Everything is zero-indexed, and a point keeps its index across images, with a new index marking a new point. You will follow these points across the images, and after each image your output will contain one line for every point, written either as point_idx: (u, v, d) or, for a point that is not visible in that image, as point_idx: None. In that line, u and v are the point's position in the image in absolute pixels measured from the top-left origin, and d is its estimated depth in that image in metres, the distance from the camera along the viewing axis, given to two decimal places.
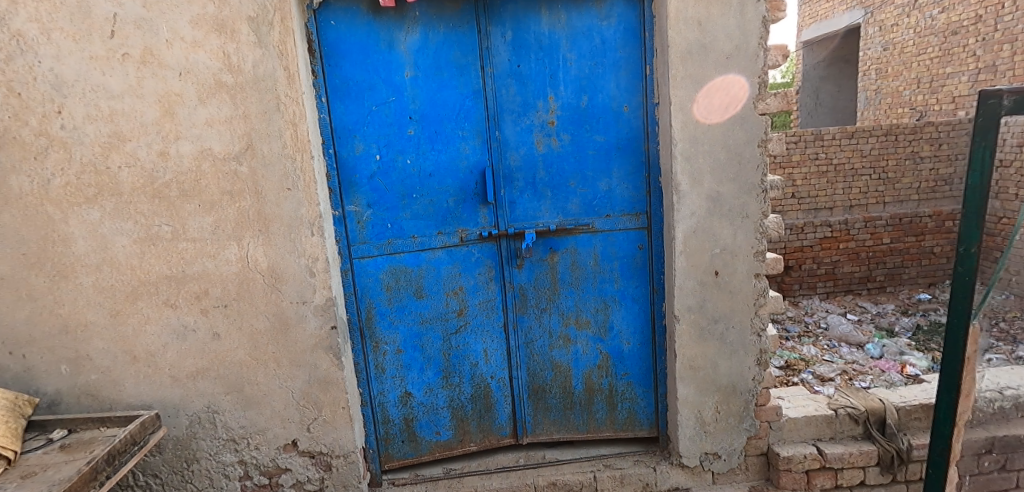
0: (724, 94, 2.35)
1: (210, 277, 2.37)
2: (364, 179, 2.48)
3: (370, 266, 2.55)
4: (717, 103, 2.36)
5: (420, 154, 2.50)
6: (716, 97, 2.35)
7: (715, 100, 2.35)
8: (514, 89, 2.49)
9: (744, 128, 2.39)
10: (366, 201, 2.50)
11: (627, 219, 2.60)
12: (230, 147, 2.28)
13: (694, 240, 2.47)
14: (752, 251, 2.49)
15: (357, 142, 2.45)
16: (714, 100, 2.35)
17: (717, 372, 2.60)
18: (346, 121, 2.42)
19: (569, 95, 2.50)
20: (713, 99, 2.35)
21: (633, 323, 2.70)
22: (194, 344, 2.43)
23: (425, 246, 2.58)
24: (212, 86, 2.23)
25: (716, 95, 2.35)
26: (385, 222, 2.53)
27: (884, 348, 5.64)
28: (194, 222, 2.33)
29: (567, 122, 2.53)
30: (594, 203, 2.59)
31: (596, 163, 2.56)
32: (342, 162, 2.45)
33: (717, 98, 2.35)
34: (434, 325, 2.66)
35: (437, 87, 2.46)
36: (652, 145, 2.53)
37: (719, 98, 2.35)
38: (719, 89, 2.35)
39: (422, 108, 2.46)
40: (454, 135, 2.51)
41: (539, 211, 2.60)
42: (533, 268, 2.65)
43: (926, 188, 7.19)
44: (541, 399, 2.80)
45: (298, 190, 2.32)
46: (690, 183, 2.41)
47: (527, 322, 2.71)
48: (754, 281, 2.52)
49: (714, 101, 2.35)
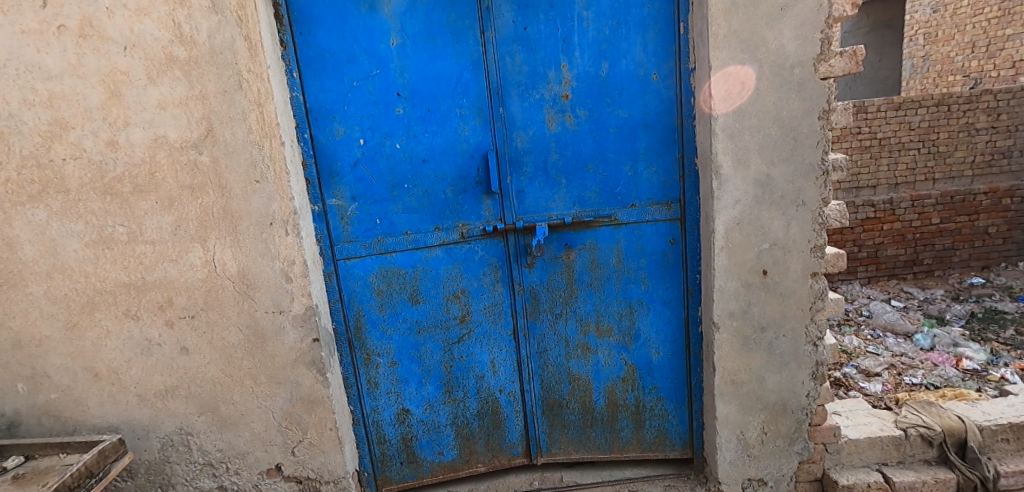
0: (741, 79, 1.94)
1: (173, 285, 2.06)
2: (347, 168, 2.13)
3: (358, 268, 2.21)
4: (731, 91, 1.95)
5: (411, 137, 2.14)
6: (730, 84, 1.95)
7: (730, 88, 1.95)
8: (521, 57, 2.10)
9: (801, 96, 1.96)
10: (351, 193, 2.15)
11: (656, 209, 2.20)
12: (187, 134, 1.94)
13: (738, 234, 2.06)
14: (809, 246, 2.07)
15: (337, 124, 2.09)
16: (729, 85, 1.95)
17: (764, 388, 2.20)
18: (322, 100, 2.07)
19: (586, 63, 2.10)
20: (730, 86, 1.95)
21: (664, 330, 2.32)
22: (160, 360, 2.14)
23: (420, 244, 2.23)
24: (163, 62, 1.89)
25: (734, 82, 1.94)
26: (372, 217, 2.18)
27: (936, 338, 5.13)
28: (151, 222, 2.01)
29: (584, 94, 2.13)
30: (617, 191, 2.20)
31: (619, 143, 2.16)
32: (320, 148, 2.10)
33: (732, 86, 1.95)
34: (433, 334, 2.33)
35: (429, 57, 2.08)
36: (686, 120, 2.12)
37: (733, 86, 1.95)
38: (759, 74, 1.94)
39: (412, 83, 2.10)
40: (452, 114, 2.14)
41: (552, 201, 2.23)
42: (546, 267, 2.29)
43: (982, 162, 6.53)
44: (557, 415, 2.45)
45: (268, 183, 1.98)
46: (734, 164, 2.01)
47: (540, 329, 2.36)
48: (810, 281, 2.11)
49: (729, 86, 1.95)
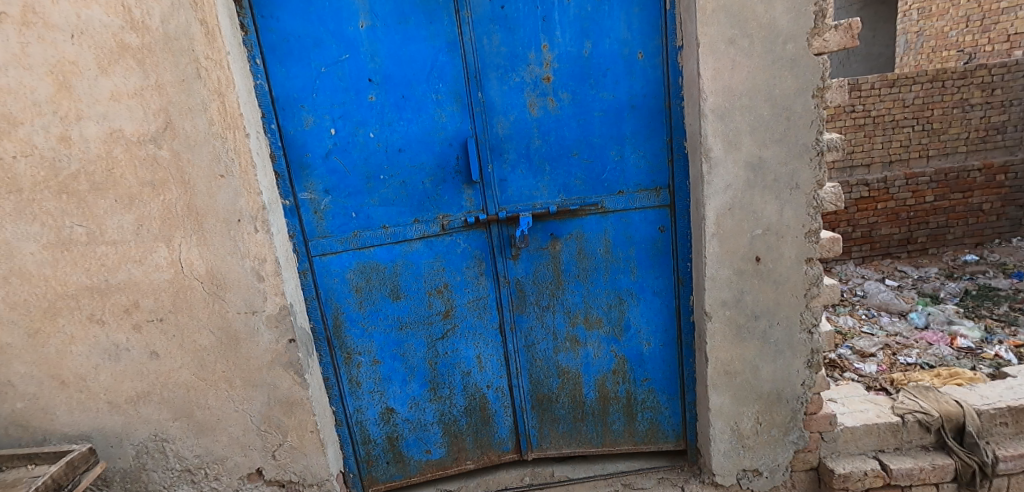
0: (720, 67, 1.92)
1: (138, 287, 1.96)
2: (319, 159, 2.02)
3: (334, 265, 2.12)
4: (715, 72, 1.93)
5: (385, 125, 2.03)
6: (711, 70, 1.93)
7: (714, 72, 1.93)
8: (498, 37, 1.99)
9: (795, 73, 1.86)
10: (323, 185, 2.04)
11: (644, 196, 2.11)
12: (145, 127, 1.83)
13: (730, 220, 1.98)
14: (803, 230, 1.99)
15: (306, 113, 1.98)
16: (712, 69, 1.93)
17: (758, 378, 2.14)
18: (290, 88, 1.95)
19: (568, 42, 1.99)
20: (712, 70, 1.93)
21: (655, 320, 2.24)
22: (129, 365, 2.04)
23: (399, 238, 2.13)
24: (115, 50, 1.77)
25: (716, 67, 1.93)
26: (347, 210, 2.08)
27: (930, 317, 5.10)
28: (112, 222, 1.90)
29: (567, 75, 2.02)
30: (603, 178, 2.10)
31: (604, 127, 2.06)
32: (289, 139, 1.99)
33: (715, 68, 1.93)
34: (416, 331, 2.24)
35: (401, 40, 1.97)
36: (674, 101, 2.02)
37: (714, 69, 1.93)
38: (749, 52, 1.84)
39: (384, 68, 1.98)
40: (427, 100, 2.03)
41: (536, 190, 2.13)
42: (531, 259, 2.20)
43: (976, 138, 6.46)
44: (547, 410, 2.38)
45: (233, 177, 1.87)
46: (724, 147, 1.91)
47: (527, 322, 2.27)
48: (805, 267, 2.03)
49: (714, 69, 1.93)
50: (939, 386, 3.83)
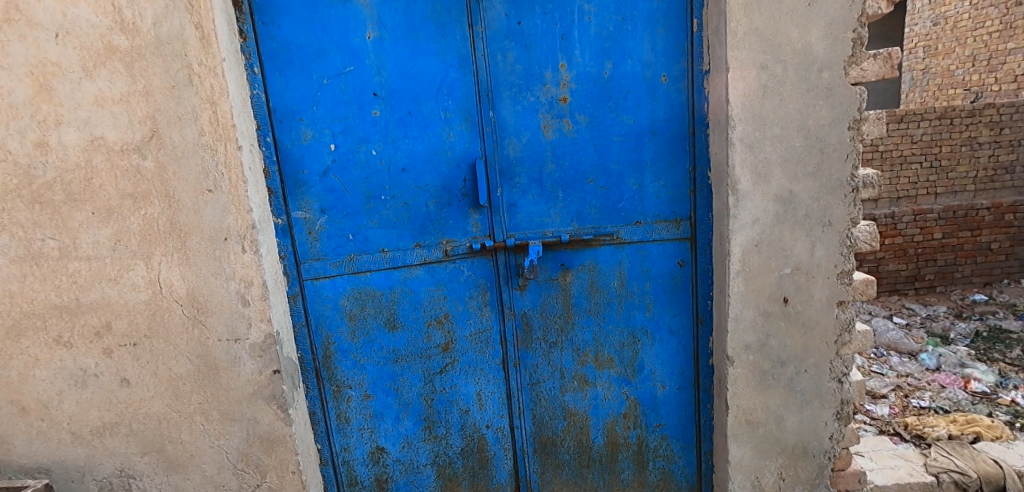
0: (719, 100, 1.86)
1: (112, 307, 1.80)
2: (316, 177, 1.88)
3: (327, 290, 1.96)
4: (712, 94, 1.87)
5: (389, 143, 1.90)
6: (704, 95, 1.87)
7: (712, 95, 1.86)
8: (513, 54, 1.87)
9: (830, 103, 1.73)
10: (320, 204, 1.90)
11: (663, 227, 1.97)
12: (129, 135, 1.69)
13: (757, 257, 1.83)
14: (835, 271, 1.84)
15: (305, 127, 1.85)
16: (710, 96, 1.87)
17: (782, 429, 1.97)
18: (288, 100, 1.83)
19: (587, 62, 1.87)
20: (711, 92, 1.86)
21: (671, 362, 2.07)
22: (97, 393, 1.86)
23: (399, 263, 1.98)
24: (101, 52, 1.64)
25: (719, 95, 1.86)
26: (344, 232, 1.93)
27: (941, 358, 4.93)
28: (87, 236, 1.75)
29: (585, 97, 1.89)
30: (620, 206, 1.96)
31: (623, 153, 1.92)
32: (285, 153, 1.85)
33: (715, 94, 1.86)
34: (412, 364, 2.07)
35: (409, 53, 1.85)
36: (699, 128, 1.88)
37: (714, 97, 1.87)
38: (783, 79, 1.72)
39: (391, 82, 1.86)
40: (435, 118, 1.90)
41: (547, 217, 1.99)
42: (539, 291, 2.04)
43: (984, 177, 6.37)
44: (550, 455, 2.19)
45: (221, 192, 1.72)
46: (752, 179, 1.78)
47: (532, 358, 2.11)
48: (836, 310, 1.87)
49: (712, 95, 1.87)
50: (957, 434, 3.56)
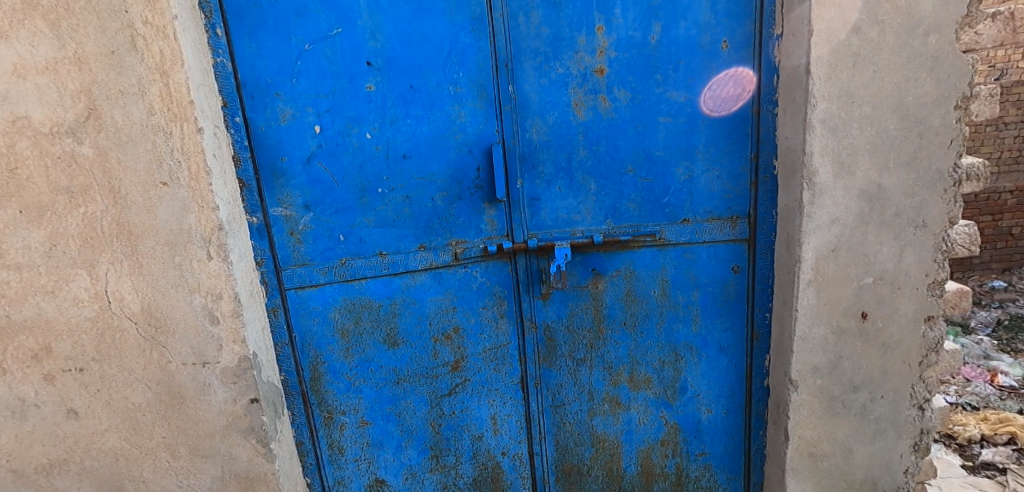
0: (733, 101, 1.56)
1: (50, 326, 1.47)
2: (298, 165, 1.54)
3: (314, 301, 1.64)
4: (719, 91, 1.55)
5: (386, 124, 1.55)
6: (708, 93, 1.55)
7: (722, 91, 1.55)
8: (539, 15, 1.52)
9: (936, 75, 1.40)
10: (303, 199, 1.56)
11: (716, 226, 1.65)
12: (60, 114, 1.34)
13: (833, 264, 1.52)
14: (925, 281, 1.53)
15: (282, 104, 1.50)
16: (716, 94, 1.55)
17: (850, 462, 1.68)
18: (262, 70, 1.47)
19: (630, 25, 1.52)
20: (721, 86, 1.55)
21: (719, 383, 1.77)
22: (39, 426, 1.55)
23: (399, 269, 1.66)
24: (20, 7, 1.28)
25: (733, 90, 1.55)
26: (334, 233, 1.60)
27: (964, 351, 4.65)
28: (15, 239, 1.40)
29: (626, 67, 1.55)
30: (664, 201, 1.64)
31: (670, 136, 1.59)
32: (259, 137, 1.51)
33: (726, 90, 1.55)
34: (416, 386, 1.76)
35: (411, 12, 1.49)
36: (765, 107, 1.55)
37: (722, 96, 1.55)
38: (879, 46, 1.39)
39: (389, 48, 1.51)
40: (443, 94, 1.56)
41: (576, 213, 1.66)
42: (566, 300, 1.73)
43: (1010, 158, 5.94)
44: (575, 485, 1.91)
45: (179, 186, 1.37)
46: (833, 169, 1.46)
47: (556, 377, 1.81)
48: (923, 328, 1.57)
49: (718, 91, 1.55)
50: (991, 435, 3.08)
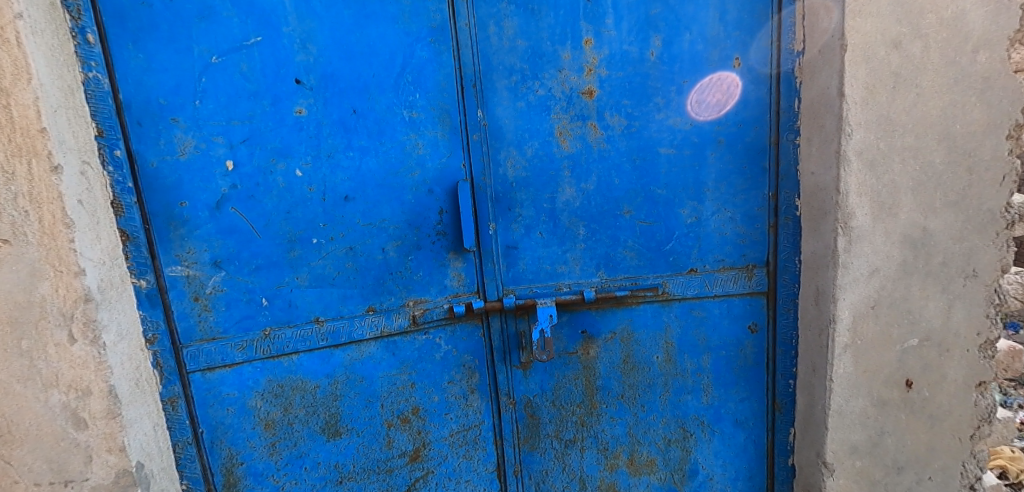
0: (734, 90, 1.28)
1: None
2: (204, 211, 1.18)
3: (227, 386, 1.26)
4: (707, 101, 1.28)
5: (323, 158, 1.22)
6: (700, 107, 1.29)
7: (710, 96, 1.28)
8: (513, 26, 1.26)
9: (987, 99, 1.15)
10: (212, 254, 1.20)
11: (729, 278, 1.37)
12: None
13: (873, 324, 1.26)
14: (976, 341, 1.25)
15: (181, 133, 1.14)
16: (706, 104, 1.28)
17: None
18: (152, 87, 1.11)
19: (624, 38, 1.26)
20: (702, 91, 1.28)
21: (735, 463, 1.47)
22: None
23: (342, 340, 1.31)
24: None
25: (717, 85, 1.28)
26: (254, 297, 1.24)
27: None
28: None
29: (620, 90, 1.28)
30: (668, 248, 1.36)
31: (674, 171, 1.32)
32: (148, 176, 1.14)
33: (712, 93, 1.28)
34: (366, 485, 1.39)
35: (353, 20, 1.19)
36: (784, 136, 1.29)
37: (715, 98, 1.28)
38: (924, 63, 1.15)
39: (326, 63, 1.19)
40: (396, 120, 1.26)
41: (562, 264, 1.38)
42: (550, 370, 1.42)
43: None
44: None
45: (25, 245, 0.98)
46: (872, 211, 1.20)
47: (540, 463, 1.47)
48: (975, 396, 1.28)
49: (705, 103, 1.28)
50: None
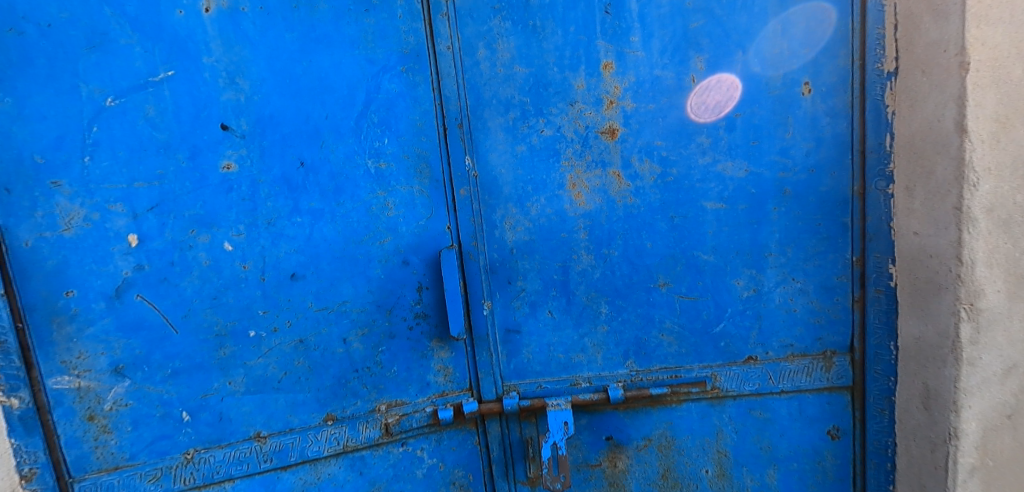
0: (759, 89, 0.95)
1: None
2: (100, 303, 0.88)
3: None
4: (716, 105, 0.96)
5: (260, 226, 0.93)
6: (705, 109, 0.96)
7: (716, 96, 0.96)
8: (509, 48, 0.96)
9: None
10: (112, 358, 0.90)
11: (799, 368, 1.04)
12: None
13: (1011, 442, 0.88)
14: None
15: (66, 200, 0.85)
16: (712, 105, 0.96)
17: None
18: (25, 140, 0.82)
19: (655, 60, 0.95)
20: (750, 125, 0.96)
21: None
22: None
23: (292, 461, 1.00)
24: None
25: (721, 84, 0.95)
26: (172, 410, 0.93)
27: None
28: None
29: (651, 128, 0.97)
30: (717, 330, 1.04)
31: (724, 232, 1.00)
32: (20, 260, 0.83)
33: (714, 91, 0.96)
34: None
35: (298, 46, 0.91)
36: (874, 184, 0.97)
37: (716, 91, 0.96)
38: None
39: (262, 102, 0.90)
40: (358, 174, 0.96)
41: (579, 352, 1.06)
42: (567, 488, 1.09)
43: None
44: None
45: None
46: (1008, 287, 0.85)
47: None
48: None
49: (711, 103, 0.96)
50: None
